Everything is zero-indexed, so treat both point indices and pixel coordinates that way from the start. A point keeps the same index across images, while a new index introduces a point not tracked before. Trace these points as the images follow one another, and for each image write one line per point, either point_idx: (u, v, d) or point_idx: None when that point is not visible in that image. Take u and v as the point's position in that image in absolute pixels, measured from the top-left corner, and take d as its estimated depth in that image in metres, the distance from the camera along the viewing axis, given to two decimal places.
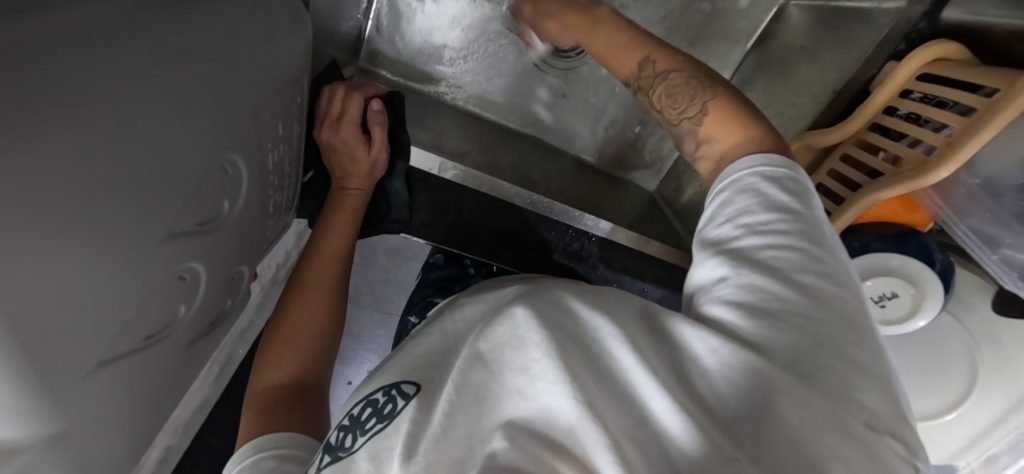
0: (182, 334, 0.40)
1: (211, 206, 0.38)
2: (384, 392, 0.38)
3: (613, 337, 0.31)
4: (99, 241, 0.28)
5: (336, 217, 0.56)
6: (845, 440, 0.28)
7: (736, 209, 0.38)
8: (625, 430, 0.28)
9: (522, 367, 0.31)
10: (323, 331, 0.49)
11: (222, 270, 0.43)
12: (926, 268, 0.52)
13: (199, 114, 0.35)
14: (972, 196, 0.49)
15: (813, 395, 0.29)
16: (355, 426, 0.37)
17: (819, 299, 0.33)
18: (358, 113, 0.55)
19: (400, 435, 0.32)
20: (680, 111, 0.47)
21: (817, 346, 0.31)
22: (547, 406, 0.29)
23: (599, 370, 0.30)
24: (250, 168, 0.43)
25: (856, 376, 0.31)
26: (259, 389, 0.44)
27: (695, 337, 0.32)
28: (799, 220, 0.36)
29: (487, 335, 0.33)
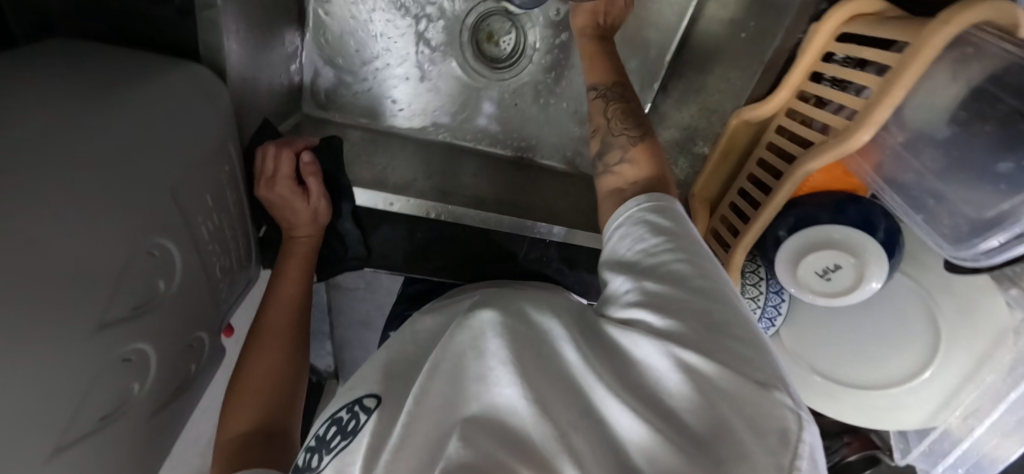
0: (141, 406, 0.44)
1: (145, 288, 0.42)
2: (348, 410, 0.43)
3: (562, 337, 0.36)
4: (36, 347, 0.31)
5: (288, 266, 0.59)
6: (751, 403, 0.30)
7: (632, 240, 0.43)
8: (570, 420, 0.32)
9: (480, 375, 0.35)
10: (284, 376, 0.53)
11: (174, 341, 0.46)
12: (864, 235, 0.50)
13: (113, 208, 0.38)
14: (898, 156, 0.47)
15: (715, 365, 0.32)
16: (320, 446, 0.42)
17: (686, 289, 0.37)
18: (290, 169, 0.58)
19: (360, 449, 0.37)
20: (618, 130, 0.54)
21: (703, 328, 0.34)
22: (501, 406, 0.33)
23: (553, 367, 0.35)
24: (182, 244, 0.46)
25: (757, 354, 0.33)
26: (225, 438, 0.47)
27: (632, 337, 0.35)
28: (670, 234, 0.41)
29: (450, 345, 0.38)
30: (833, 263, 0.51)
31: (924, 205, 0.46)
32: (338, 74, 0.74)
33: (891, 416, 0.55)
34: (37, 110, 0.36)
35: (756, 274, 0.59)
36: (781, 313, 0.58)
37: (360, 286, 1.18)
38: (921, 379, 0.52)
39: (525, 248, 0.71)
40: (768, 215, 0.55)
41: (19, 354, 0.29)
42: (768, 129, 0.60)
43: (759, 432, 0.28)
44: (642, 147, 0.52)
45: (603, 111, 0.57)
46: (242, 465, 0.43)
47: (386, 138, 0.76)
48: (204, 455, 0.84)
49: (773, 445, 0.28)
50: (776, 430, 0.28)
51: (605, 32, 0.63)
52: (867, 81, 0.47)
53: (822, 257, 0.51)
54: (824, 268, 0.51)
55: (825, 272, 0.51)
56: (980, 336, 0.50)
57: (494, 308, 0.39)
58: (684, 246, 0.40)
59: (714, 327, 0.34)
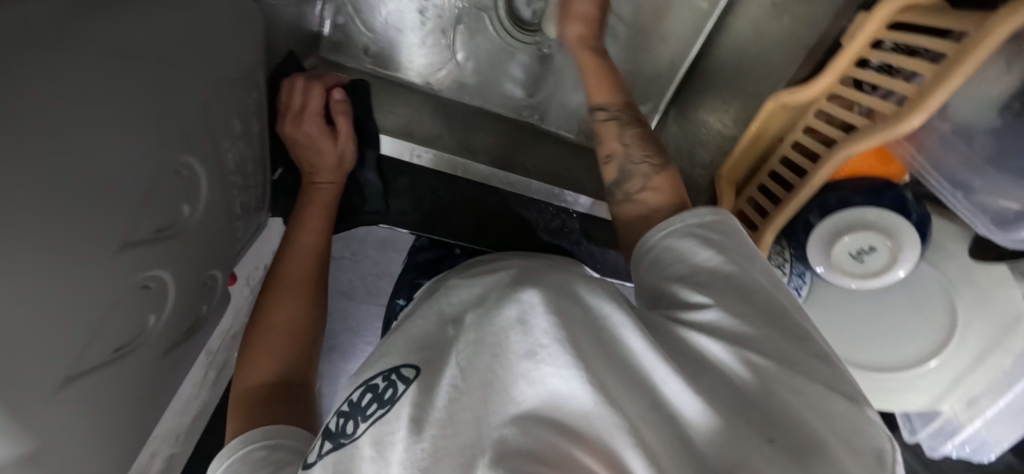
0: (153, 343, 0.39)
1: (171, 211, 0.38)
2: (384, 377, 0.38)
3: (623, 324, 0.34)
4: (54, 250, 0.27)
5: (309, 211, 0.55)
6: (836, 411, 0.31)
7: (692, 248, 0.42)
8: (640, 415, 0.31)
9: (528, 349, 0.32)
10: (304, 328, 0.49)
11: (190, 275, 0.42)
12: (902, 219, 0.51)
13: (144, 113, 0.34)
14: (945, 143, 0.48)
15: (794, 375, 0.33)
16: (355, 412, 0.36)
17: (759, 300, 0.37)
18: (320, 105, 0.54)
19: (401, 420, 0.32)
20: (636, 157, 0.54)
21: (785, 340, 0.35)
22: (553, 392, 0.30)
23: (613, 353, 0.33)
24: (208, 170, 0.42)
25: (830, 366, 0.34)
26: (240, 391, 0.43)
27: (701, 338, 0.35)
28: (726, 249, 0.41)
29: (490, 322, 0.35)
30: (868, 245, 0.52)
31: (970, 186, 0.48)
32: (365, 23, 0.70)
33: (896, 398, 0.56)
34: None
35: (781, 256, 0.59)
36: (801, 296, 0.59)
37: (346, 255, 1.13)
38: (927, 367, 0.55)
39: (546, 219, 0.69)
40: (806, 197, 0.56)
41: (26, 252, 0.25)
42: (806, 113, 0.60)
43: (854, 449, 0.30)
44: (665, 176, 0.52)
45: (618, 138, 0.56)
46: (265, 418, 0.40)
47: (407, 94, 0.73)
48: (181, 416, 0.79)
49: (870, 462, 0.29)
50: (870, 447, 0.30)
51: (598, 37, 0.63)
52: (921, 68, 0.47)
53: (857, 238, 0.52)
54: (858, 250, 0.52)
55: (859, 254, 0.53)
56: (991, 325, 0.53)
57: (542, 285, 0.36)
58: (735, 255, 0.41)
59: (786, 338, 0.35)
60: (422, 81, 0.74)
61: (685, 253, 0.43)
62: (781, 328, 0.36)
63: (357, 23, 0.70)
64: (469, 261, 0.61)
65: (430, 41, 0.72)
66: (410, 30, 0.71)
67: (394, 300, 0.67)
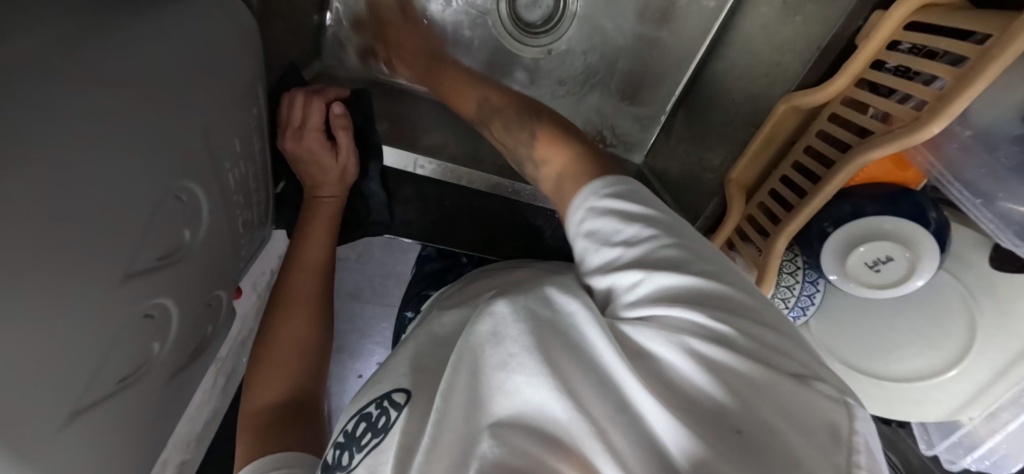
0: (160, 368, 0.39)
1: (173, 237, 0.37)
2: (376, 405, 0.41)
3: (586, 320, 0.33)
4: (56, 290, 0.26)
5: (314, 225, 0.54)
6: (799, 401, 0.28)
7: (600, 233, 0.36)
8: (603, 420, 0.29)
9: (500, 362, 0.33)
10: (312, 343, 0.49)
11: (194, 298, 0.42)
12: (920, 228, 0.49)
13: (143, 141, 0.33)
14: (965, 151, 0.46)
15: (755, 368, 0.29)
16: (350, 442, 0.39)
17: (688, 274, 0.33)
18: (320, 119, 0.53)
19: (391, 448, 0.35)
20: (517, 139, 0.50)
21: (727, 324, 0.30)
22: (530, 400, 0.31)
23: (574, 353, 0.32)
24: (210, 192, 0.41)
25: (796, 349, 0.31)
26: (250, 411, 0.43)
27: (646, 334, 0.31)
28: (663, 222, 0.36)
29: (470, 336, 0.36)
30: (886, 255, 0.51)
31: (992, 196, 0.46)
32: None
33: (912, 409, 0.55)
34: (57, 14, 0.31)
35: (793, 263, 0.59)
36: (814, 303, 0.59)
37: (351, 256, 1.14)
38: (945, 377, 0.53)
39: (555, 226, 0.68)
40: (820, 204, 0.54)
41: (25, 296, 0.24)
42: (819, 117, 0.59)
43: (811, 432, 0.26)
44: (545, 139, 0.47)
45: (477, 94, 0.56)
46: (277, 439, 0.39)
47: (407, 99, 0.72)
48: (192, 422, 0.79)
49: (828, 442, 0.26)
50: (829, 426, 0.27)
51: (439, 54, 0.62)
52: (940, 72, 0.45)
53: (874, 248, 0.51)
54: (875, 260, 0.51)
55: (876, 263, 0.51)
56: (1015, 335, 0.51)
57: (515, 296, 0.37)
58: (655, 227, 0.35)
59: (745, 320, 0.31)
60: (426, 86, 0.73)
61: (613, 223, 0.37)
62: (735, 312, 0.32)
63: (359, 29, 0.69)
64: (476, 271, 0.60)
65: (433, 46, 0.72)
66: None
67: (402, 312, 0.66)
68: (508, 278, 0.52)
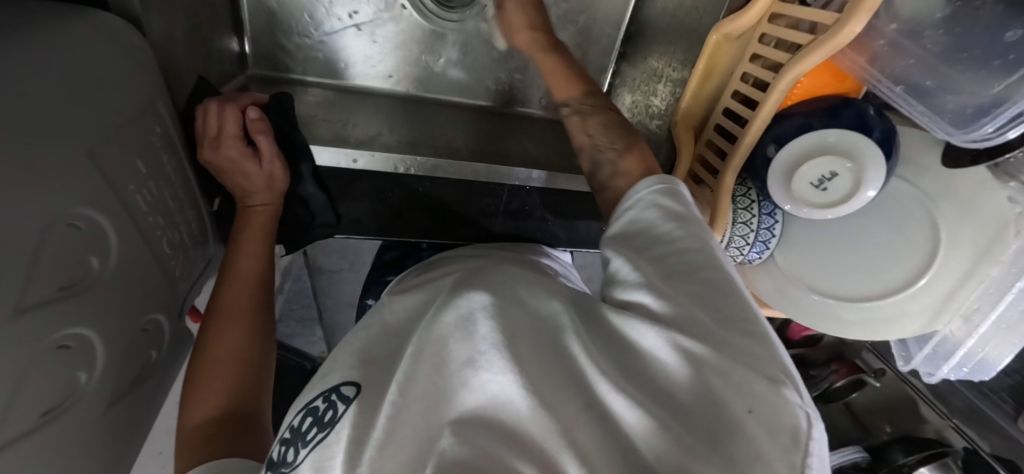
0: (94, 397, 0.39)
1: (75, 267, 0.36)
2: (324, 398, 0.39)
3: (567, 328, 0.35)
4: None
5: (246, 236, 0.54)
6: (759, 392, 0.29)
7: (641, 223, 0.40)
8: (572, 414, 0.31)
9: (468, 358, 0.33)
10: (248, 354, 0.50)
11: (121, 326, 0.42)
12: (864, 138, 0.46)
13: (26, 166, 0.32)
14: (894, 47, 0.43)
15: (728, 362, 0.30)
16: (296, 439, 0.38)
17: (706, 278, 0.34)
18: (236, 127, 0.52)
19: (341, 442, 0.35)
20: (608, 140, 0.50)
21: (714, 318, 0.33)
22: (495, 396, 0.32)
23: (556, 354, 0.34)
24: (113, 216, 0.41)
25: (764, 348, 0.31)
26: (188, 426, 0.45)
27: (637, 328, 0.34)
28: (687, 221, 0.38)
29: (432, 330, 0.36)
30: (829, 171, 0.48)
31: (925, 90, 0.42)
32: (298, 33, 0.67)
33: (889, 327, 0.54)
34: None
35: (746, 197, 0.56)
36: (774, 236, 0.57)
37: (344, 267, 1.11)
38: (917, 286, 0.51)
39: (504, 203, 0.67)
40: (759, 130, 0.52)
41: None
42: (751, 40, 0.56)
43: (772, 430, 0.27)
44: (634, 156, 0.47)
45: (583, 125, 0.52)
46: (211, 457, 0.42)
47: (349, 98, 0.71)
48: None
49: (786, 442, 0.27)
50: (787, 427, 0.27)
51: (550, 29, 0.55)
52: None
53: (817, 165, 0.48)
54: (819, 178, 0.49)
55: (821, 182, 0.49)
56: (980, 234, 0.48)
57: (485, 289, 0.37)
58: (679, 232, 0.37)
59: (718, 320, 0.32)
60: (369, 78, 0.72)
61: (649, 226, 0.39)
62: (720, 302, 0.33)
63: (288, 33, 0.67)
64: (430, 260, 0.59)
65: (367, 35, 0.69)
66: (342, 29, 0.68)
67: (365, 300, 0.68)
68: (447, 269, 0.50)
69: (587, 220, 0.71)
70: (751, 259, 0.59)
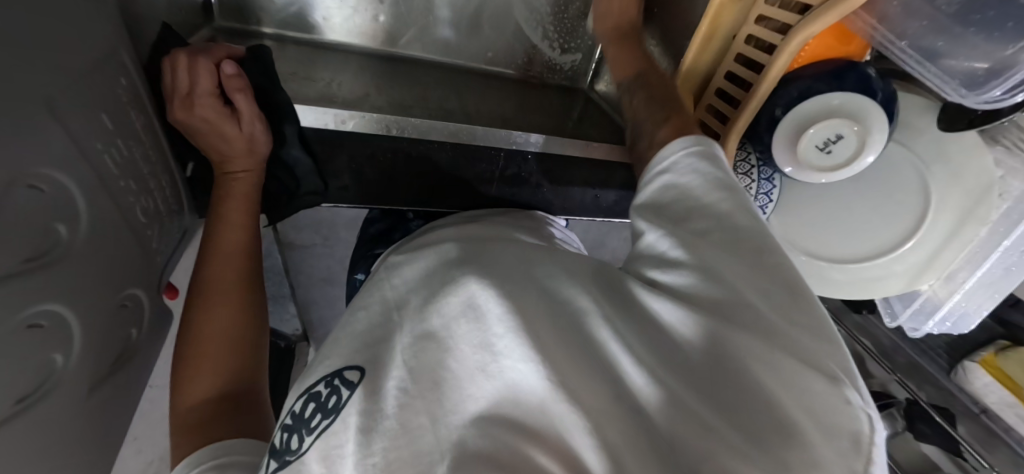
0: (72, 381, 0.35)
1: (40, 235, 0.32)
2: (327, 383, 0.36)
3: (589, 311, 0.32)
4: None
5: (228, 208, 0.52)
6: (815, 390, 0.27)
7: (676, 186, 0.38)
8: (600, 408, 0.29)
9: (483, 342, 0.31)
10: (243, 330, 0.48)
11: (97, 300, 0.37)
12: (867, 99, 0.47)
13: None
14: (906, 8, 0.43)
15: (775, 351, 0.28)
16: (299, 425, 0.34)
17: (746, 253, 0.32)
18: (211, 83, 0.47)
19: (349, 432, 0.31)
20: (651, 115, 0.50)
21: (766, 303, 0.30)
22: (514, 384, 0.30)
23: (574, 337, 0.32)
24: (81, 179, 0.36)
25: (821, 341, 0.29)
26: (181, 410, 0.43)
27: (668, 307, 0.32)
28: (728, 186, 0.36)
29: (439, 312, 0.34)
30: (835, 133, 0.48)
31: (936, 51, 0.43)
32: None
33: (876, 286, 0.56)
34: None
35: (747, 163, 0.57)
36: (772, 200, 0.57)
37: (317, 241, 1.06)
38: (903, 249, 0.54)
39: (499, 170, 0.65)
40: (765, 95, 0.52)
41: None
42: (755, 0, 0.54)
43: (828, 434, 0.26)
44: (672, 126, 0.46)
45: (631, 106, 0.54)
46: (212, 437, 0.40)
47: (325, 55, 0.66)
48: None
49: (843, 446, 0.25)
50: (843, 428, 0.26)
51: (628, 23, 0.60)
52: None
53: (823, 128, 0.48)
54: (824, 141, 0.49)
55: (826, 145, 0.49)
56: (967, 194, 0.51)
57: (494, 272, 0.34)
58: (717, 191, 0.36)
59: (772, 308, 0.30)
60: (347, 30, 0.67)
61: (689, 191, 0.37)
62: (770, 283, 0.31)
63: None
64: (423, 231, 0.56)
65: None
66: None
67: (353, 275, 0.65)
68: (443, 234, 0.46)
69: (582, 187, 0.70)
70: None
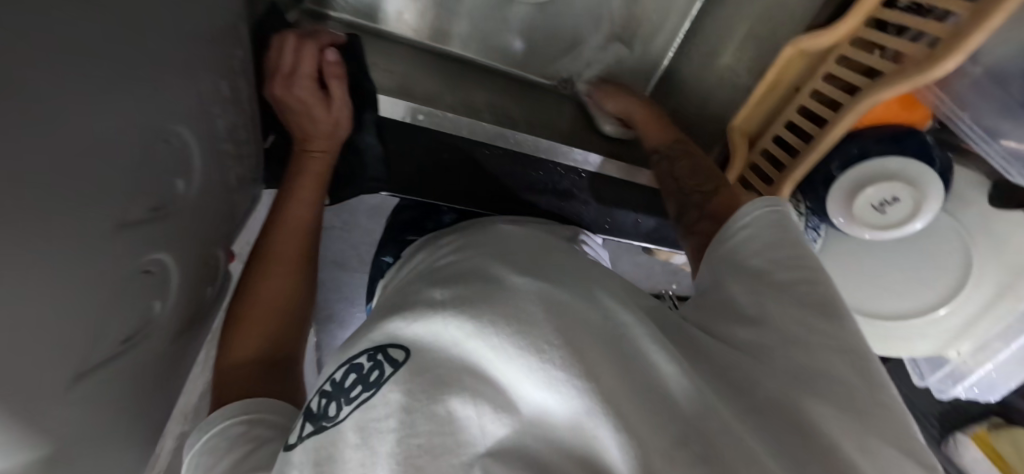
0: (163, 327, 0.37)
1: (166, 188, 0.34)
2: (368, 356, 0.34)
3: (640, 338, 0.32)
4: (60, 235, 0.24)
5: (300, 185, 0.54)
6: (882, 454, 0.29)
7: (743, 240, 0.42)
8: (654, 432, 0.27)
9: (530, 346, 0.29)
10: (289, 302, 0.50)
11: (194, 253, 0.40)
12: (930, 169, 0.49)
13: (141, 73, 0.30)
14: (977, 86, 0.46)
15: (846, 416, 0.30)
16: (338, 393, 0.33)
17: (831, 331, 0.35)
18: (313, 67, 0.51)
19: (389, 408, 0.29)
20: (686, 171, 0.57)
21: (844, 375, 0.32)
22: (561, 399, 0.28)
23: (622, 363, 0.30)
24: (201, 139, 0.38)
25: (881, 406, 0.31)
26: (223, 368, 0.44)
27: (737, 357, 0.34)
28: (794, 271, 0.38)
29: (475, 305, 0.32)
30: (892, 196, 0.51)
31: (999, 131, 0.46)
32: None
33: (907, 347, 0.58)
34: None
35: (795, 210, 0.60)
36: (814, 247, 0.60)
37: None
38: (937, 315, 0.56)
39: (553, 181, 0.68)
40: (828, 148, 0.54)
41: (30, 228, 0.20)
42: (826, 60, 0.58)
43: None
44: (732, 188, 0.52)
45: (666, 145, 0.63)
46: (243, 395, 0.41)
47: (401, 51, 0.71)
48: None
49: None
50: None
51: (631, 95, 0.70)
52: (954, 6, 0.44)
53: (882, 189, 0.51)
54: (881, 201, 0.51)
55: (882, 205, 0.51)
56: (1008, 270, 0.53)
57: (546, 285, 0.34)
58: (797, 263, 0.39)
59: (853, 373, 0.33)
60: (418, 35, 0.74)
61: (750, 249, 0.41)
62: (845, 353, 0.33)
63: None
64: (457, 225, 0.53)
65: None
66: None
67: (380, 257, 0.60)
68: (498, 234, 0.46)
69: (627, 209, 0.72)
70: None
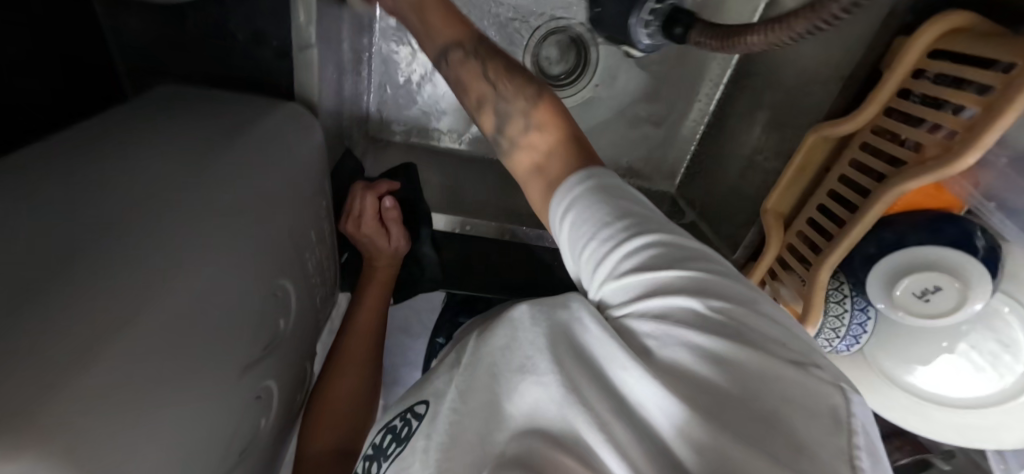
0: (267, 435, 0.47)
1: (269, 327, 0.44)
2: (401, 418, 0.46)
3: (583, 316, 0.35)
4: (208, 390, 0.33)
5: (368, 294, 0.64)
6: (794, 382, 0.28)
7: (585, 215, 0.35)
8: (608, 409, 0.31)
9: (520, 364, 0.36)
10: (358, 399, 0.59)
11: (287, 372, 0.49)
12: (968, 256, 0.49)
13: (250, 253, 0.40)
14: (1004, 177, 0.46)
15: (763, 355, 0.29)
16: (379, 453, 0.47)
17: (731, 282, 0.33)
18: (376, 210, 0.62)
19: (416, 453, 0.40)
20: (513, 97, 0.45)
21: (745, 315, 0.31)
22: (540, 398, 0.34)
23: (578, 351, 0.35)
24: (292, 281, 0.48)
25: (787, 334, 0.31)
26: (307, 457, 0.54)
27: (640, 324, 0.32)
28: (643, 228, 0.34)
29: (486, 349, 0.41)
30: (933, 285, 0.51)
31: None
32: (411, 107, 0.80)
33: (992, 436, 0.54)
34: (152, 166, 0.38)
35: (839, 291, 0.59)
36: (865, 331, 0.60)
37: None
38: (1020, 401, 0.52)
39: None
40: (858, 234, 0.55)
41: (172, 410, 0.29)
42: (850, 146, 0.60)
43: (812, 414, 0.27)
44: (544, 107, 0.44)
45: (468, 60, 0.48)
46: None
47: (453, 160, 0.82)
48: None
49: (828, 424, 0.26)
50: (825, 408, 0.27)
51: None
52: (966, 101, 0.46)
53: (919, 279, 0.51)
54: (922, 289, 0.51)
55: (924, 293, 0.51)
56: None
57: (529, 304, 0.40)
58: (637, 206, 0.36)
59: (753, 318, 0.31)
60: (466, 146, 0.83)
61: (601, 211, 0.35)
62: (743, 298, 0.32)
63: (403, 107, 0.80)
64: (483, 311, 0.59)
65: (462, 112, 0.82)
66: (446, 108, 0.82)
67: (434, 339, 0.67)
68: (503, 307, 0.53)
69: None
70: (839, 350, 0.62)
